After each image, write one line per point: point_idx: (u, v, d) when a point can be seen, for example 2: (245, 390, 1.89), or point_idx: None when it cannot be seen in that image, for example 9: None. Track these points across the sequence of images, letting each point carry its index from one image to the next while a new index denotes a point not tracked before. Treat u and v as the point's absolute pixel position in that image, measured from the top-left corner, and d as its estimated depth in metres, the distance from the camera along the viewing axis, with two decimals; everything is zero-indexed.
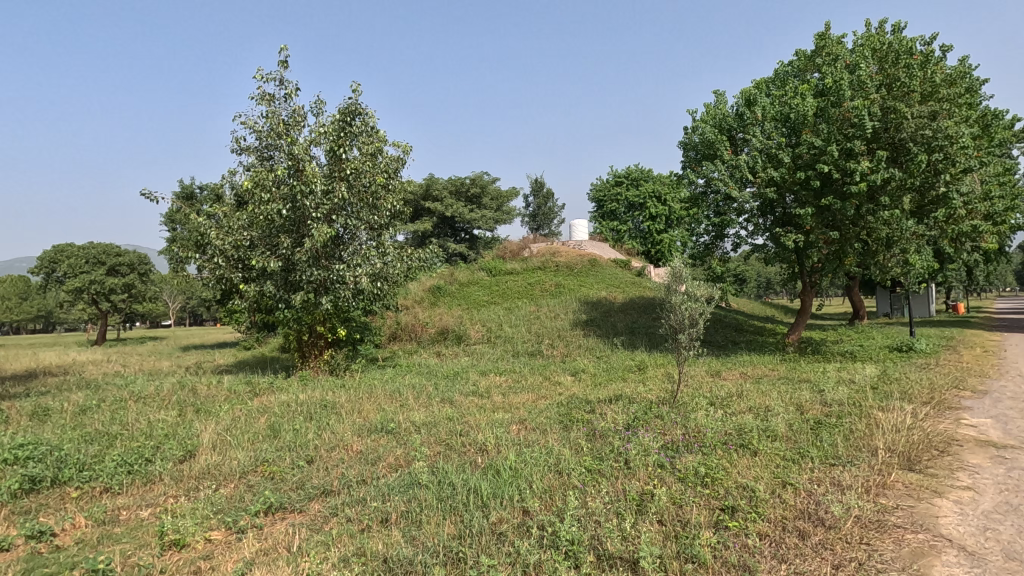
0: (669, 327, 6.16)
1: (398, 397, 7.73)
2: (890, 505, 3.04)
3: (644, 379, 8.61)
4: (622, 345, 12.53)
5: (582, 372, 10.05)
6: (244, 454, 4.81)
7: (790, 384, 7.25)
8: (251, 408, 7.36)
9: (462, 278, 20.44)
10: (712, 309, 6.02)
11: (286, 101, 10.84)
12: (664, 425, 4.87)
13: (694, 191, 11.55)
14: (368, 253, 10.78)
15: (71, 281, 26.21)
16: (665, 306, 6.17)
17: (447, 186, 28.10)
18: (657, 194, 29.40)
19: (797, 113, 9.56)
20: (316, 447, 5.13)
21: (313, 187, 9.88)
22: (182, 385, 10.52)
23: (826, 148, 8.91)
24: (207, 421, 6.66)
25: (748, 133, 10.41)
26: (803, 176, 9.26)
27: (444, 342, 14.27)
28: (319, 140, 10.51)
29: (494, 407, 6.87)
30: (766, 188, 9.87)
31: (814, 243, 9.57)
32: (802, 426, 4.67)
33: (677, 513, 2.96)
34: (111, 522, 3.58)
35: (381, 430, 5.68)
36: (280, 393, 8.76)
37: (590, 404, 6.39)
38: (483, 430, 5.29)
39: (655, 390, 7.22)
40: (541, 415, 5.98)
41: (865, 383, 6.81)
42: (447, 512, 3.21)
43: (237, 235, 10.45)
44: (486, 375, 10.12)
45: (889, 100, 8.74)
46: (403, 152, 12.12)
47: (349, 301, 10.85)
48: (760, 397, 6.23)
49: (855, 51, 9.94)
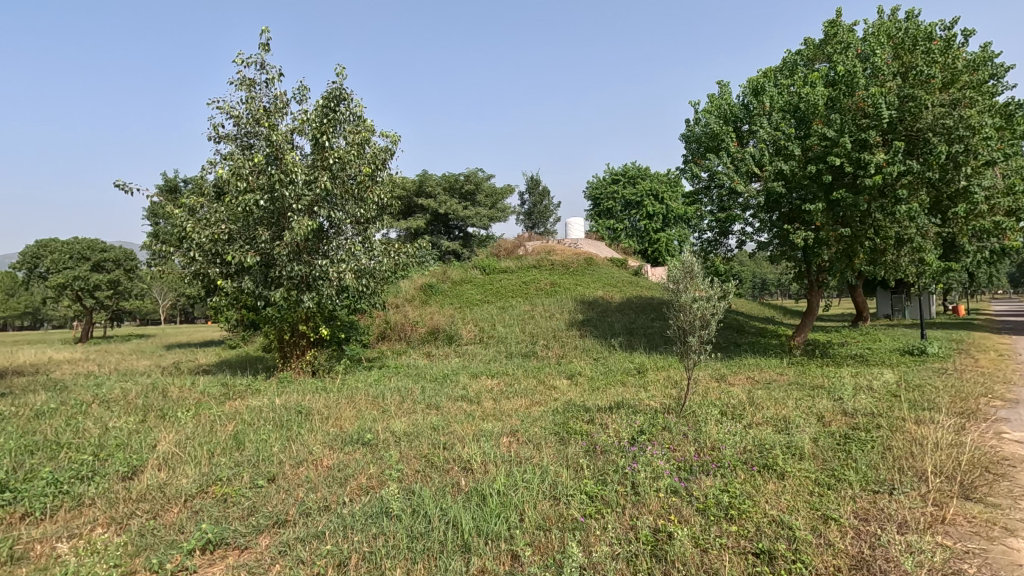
0: (678, 326, 5.65)
1: (381, 403, 7.15)
2: (958, 549, 2.51)
3: (647, 384, 8.08)
4: (620, 346, 12.00)
5: (578, 375, 9.49)
6: (197, 472, 4.22)
7: (804, 391, 6.72)
8: (219, 414, 6.75)
9: (455, 276, 19.83)
10: (726, 307, 5.51)
11: (267, 86, 10.21)
12: (674, 440, 4.32)
13: (696, 185, 11.02)
14: (353, 248, 10.19)
15: (54, 277, 25.44)
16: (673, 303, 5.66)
17: (441, 183, 27.49)
18: (655, 193, 28.92)
19: (807, 103, 9.04)
20: (281, 462, 4.54)
21: (293, 176, 9.27)
22: (154, 386, 9.89)
23: (839, 139, 8.38)
24: (169, 429, 6.05)
25: (754, 125, 9.89)
26: (814, 169, 8.73)
27: (435, 343, 13.69)
28: (301, 127, 9.91)
29: (484, 415, 6.30)
30: (773, 182, 9.33)
31: (824, 241, 9.05)
32: (829, 443, 4.14)
33: (702, 563, 2.42)
34: (17, 560, 3.00)
35: (358, 441, 5.11)
36: (255, 397, 8.15)
37: (589, 413, 5.84)
38: (471, 444, 4.73)
39: (658, 397, 6.68)
40: (536, 424, 5.42)
41: (887, 390, 6.28)
42: (420, 556, 2.66)
43: (212, 227, 9.79)
44: (477, 379, 9.54)
45: (906, 89, 8.24)
46: (392, 142, 11.50)
47: (332, 299, 10.25)
48: (775, 406, 5.70)
49: (868, 38, 9.45)
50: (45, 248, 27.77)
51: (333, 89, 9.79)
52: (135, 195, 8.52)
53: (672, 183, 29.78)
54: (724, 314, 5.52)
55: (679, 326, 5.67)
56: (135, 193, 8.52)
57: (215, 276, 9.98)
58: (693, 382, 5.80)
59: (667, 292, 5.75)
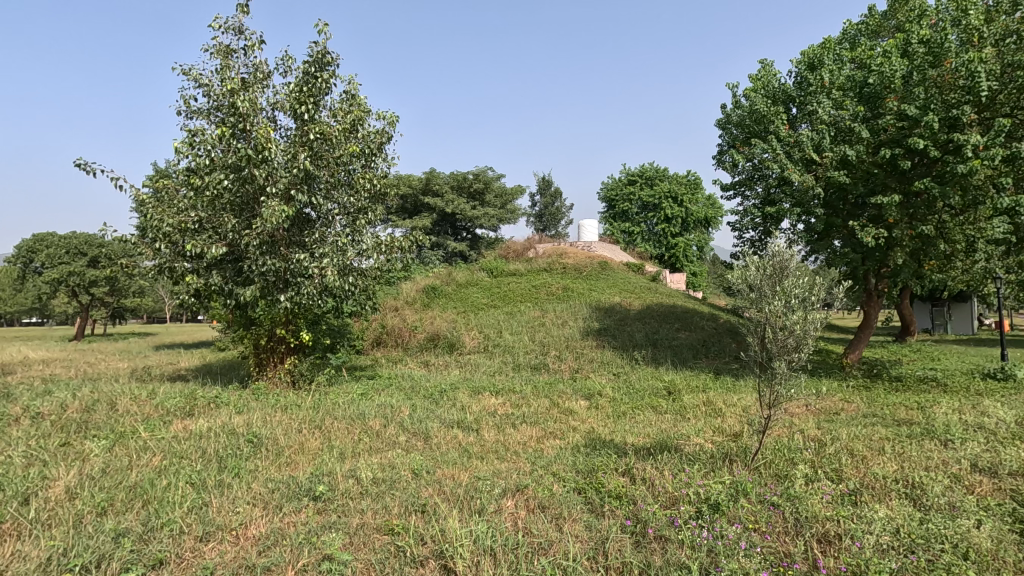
0: (772, 341, 4.14)
1: (357, 429, 5.72)
2: None
3: (686, 412, 6.57)
4: (643, 361, 10.50)
5: (599, 395, 7.98)
6: (46, 554, 2.82)
7: (895, 430, 5.23)
8: (153, 441, 5.35)
9: (460, 277, 18.42)
10: (823, 315, 4.07)
11: (246, 54, 8.91)
12: (764, 522, 2.90)
13: (736, 175, 9.50)
14: (340, 243, 8.81)
15: (48, 272, 24.33)
16: (769, 310, 4.16)
17: (449, 182, 26.17)
18: (673, 194, 27.30)
19: (879, 77, 7.60)
20: (185, 532, 3.14)
21: (266, 153, 7.89)
22: (107, 396, 8.53)
23: (922, 117, 6.91)
24: (74, 464, 4.65)
25: (808, 105, 8.41)
26: (890, 154, 7.25)
27: (434, 351, 12.26)
28: (282, 100, 8.57)
29: (483, 453, 4.90)
30: (835, 170, 7.80)
31: (899, 242, 7.52)
32: (1008, 535, 2.73)
33: None
34: None
35: (307, 495, 3.70)
36: (210, 415, 6.78)
37: (623, 457, 4.38)
38: (460, 512, 3.31)
39: (708, 433, 5.23)
40: (552, 475, 3.99)
41: (1011, 433, 4.79)
42: None
43: (179, 214, 8.44)
44: (480, 396, 8.11)
45: (1009, 56, 6.85)
46: (390, 126, 10.21)
47: (315, 300, 8.87)
48: (879, 456, 4.21)
49: (947, 5, 7.99)
50: (41, 242, 26.65)
51: (318, 55, 8.47)
52: (96, 177, 7.06)
53: (691, 185, 28.26)
54: (822, 325, 4.09)
55: (769, 340, 4.21)
56: (96, 175, 7.05)
57: (179, 272, 8.62)
58: (776, 418, 4.26)
59: (754, 295, 4.28)
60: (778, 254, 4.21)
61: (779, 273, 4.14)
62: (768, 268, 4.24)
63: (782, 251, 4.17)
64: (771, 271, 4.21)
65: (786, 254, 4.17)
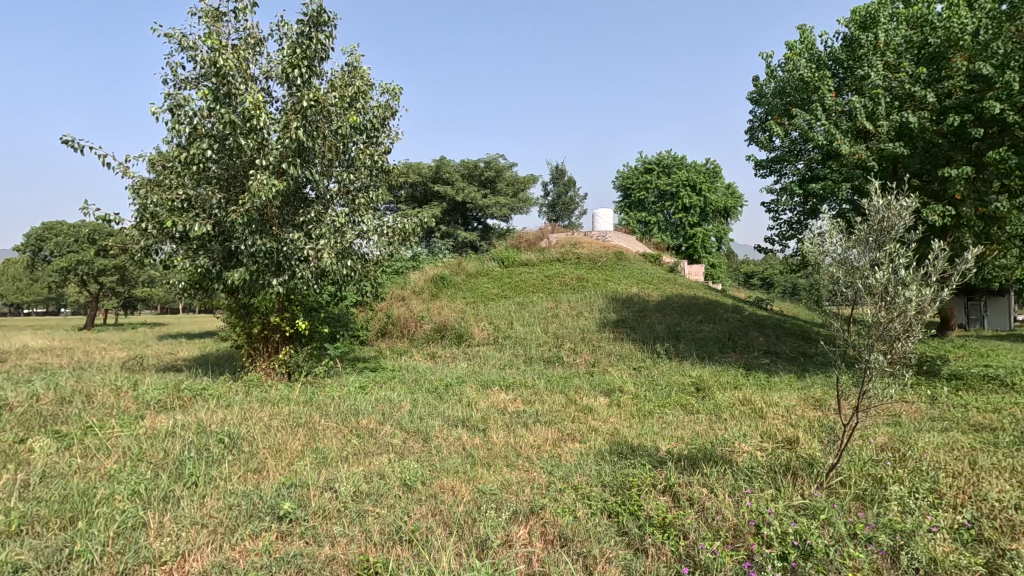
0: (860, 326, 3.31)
1: (347, 428, 5.00)
2: None
3: (723, 413, 5.76)
4: (667, 354, 9.71)
5: (620, 392, 7.19)
6: None
7: (980, 437, 4.41)
8: (114, 439, 4.67)
9: (470, 267, 17.65)
10: (944, 292, 3.09)
11: (238, 17, 8.19)
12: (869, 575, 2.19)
13: (774, 151, 8.61)
14: (339, 223, 8.09)
15: (58, 260, 23.97)
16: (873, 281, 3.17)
17: (459, 170, 25.38)
18: (691, 183, 26.25)
19: (943, 34, 6.68)
20: (104, 569, 2.45)
21: (254, 120, 7.16)
22: (88, 386, 7.91)
23: (999, 76, 6.00)
24: (14, 466, 3.98)
25: (859, 69, 7.49)
26: (958, 121, 6.33)
27: (441, 343, 11.53)
28: (274, 66, 7.82)
29: (488, 460, 4.17)
30: (891, 141, 6.90)
31: (966, 221, 6.61)
32: None
33: None
34: None
35: (271, 514, 3.00)
36: (190, 409, 6.13)
37: (660, 469, 3.62)
38: (460, 549, 2.59)
39: (755, 439, 4.45)
40: (573, 493, 3.26)
41: None
42: None
43: (166, 191, 7.77)
44: (489, 390, 7.39)
45: None
46: (394, 99, 9.47)
47: (310, 286, 8.16)
48: (983, 472, 3.40)
49: None
50: (51, 232, 26.32)
51: (313, 15, 7.71)
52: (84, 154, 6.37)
53: (709, 174, 27.25)
54: (939, 306, 3.11)
55: (854, 329, 3.36)
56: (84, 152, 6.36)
57: (167, 254, 7.99)
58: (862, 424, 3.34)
59: (845, 268, 3.35)
60: (879, 210, 3.26)
61: (878, 236, 3.26)
62: (859, 233, 3.37)
63: (882, 210, 3.29)
64: (863, 236, 3.35)
65: (887, 215, 3.25)
